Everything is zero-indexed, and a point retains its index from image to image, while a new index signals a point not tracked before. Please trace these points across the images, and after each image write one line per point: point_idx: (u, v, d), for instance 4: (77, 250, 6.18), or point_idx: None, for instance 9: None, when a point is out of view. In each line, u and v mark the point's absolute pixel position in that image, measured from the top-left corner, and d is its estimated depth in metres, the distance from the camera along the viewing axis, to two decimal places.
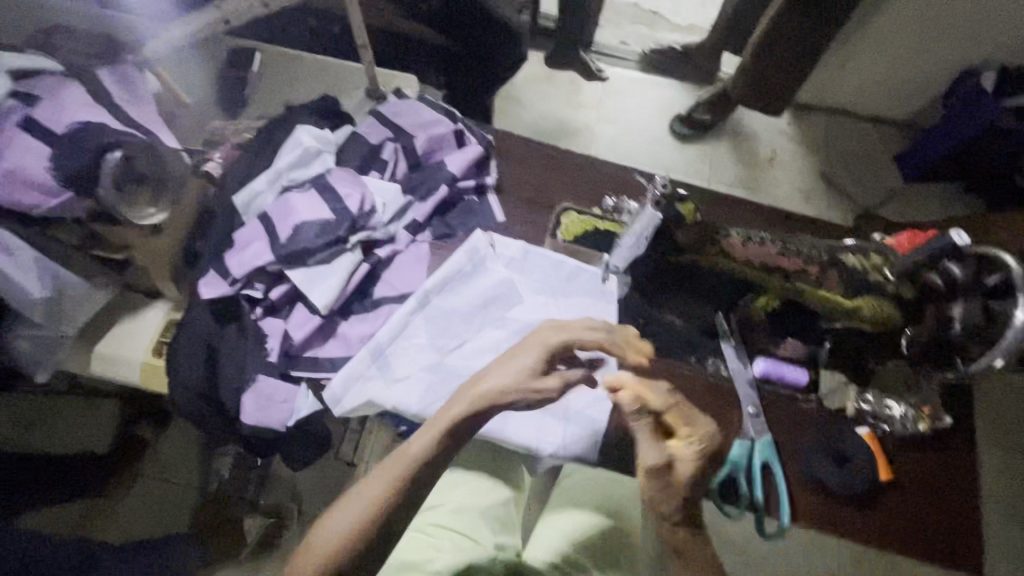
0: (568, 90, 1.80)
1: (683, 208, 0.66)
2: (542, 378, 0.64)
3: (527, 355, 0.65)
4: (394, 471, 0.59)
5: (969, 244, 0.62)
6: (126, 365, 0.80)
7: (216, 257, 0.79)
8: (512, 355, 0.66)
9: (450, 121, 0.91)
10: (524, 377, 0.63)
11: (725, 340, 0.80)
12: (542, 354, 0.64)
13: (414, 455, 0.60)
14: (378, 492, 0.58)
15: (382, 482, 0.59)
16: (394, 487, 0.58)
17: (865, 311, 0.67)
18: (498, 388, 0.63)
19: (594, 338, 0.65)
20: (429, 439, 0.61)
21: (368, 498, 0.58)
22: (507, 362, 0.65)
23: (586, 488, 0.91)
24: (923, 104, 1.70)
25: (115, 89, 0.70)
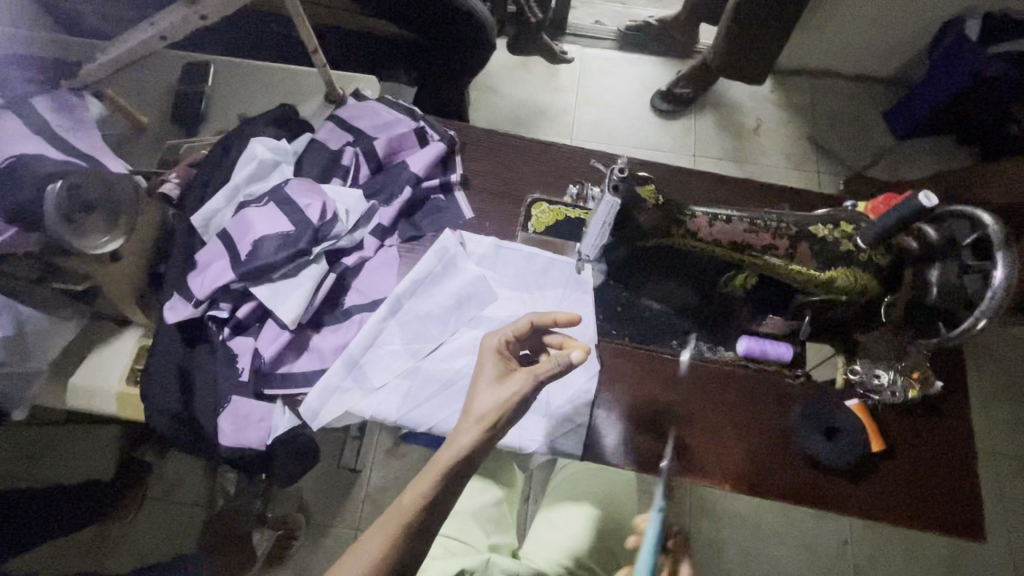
0: (545, 75, 1.76)
1: (643, 191, 0.63)
2: (504, 380, 0.64)
3: (487, 366, 0.66)
4: (389, 526, 0.57)
5: (933, 203, 0.55)
6: (101, 395, 0.78)
7: (180, 280, 0.77)
8: (479, 373, 0.66)
9: (411, 120, 0.89)
10: (492, 386, 0.64)
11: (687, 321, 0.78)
12: (496, 359, 0.66)
13: (406, 507, 0.58)
14: (374, 553, 0.56)
15: (375, 541, 0.57)
16: (390, 546, 0.56)
17: (840, 282, 0.65)
18: (480, 410, 0.62)
19: (513, 327, 0.68)
20: (425, 487, 0.59)
21: (362, 562, 0.55)
22: (478, 381, 0.65)
23: (580, 481, 0.91)
24: (908, 59, 1.66)
25: (54, 116, 0.70)
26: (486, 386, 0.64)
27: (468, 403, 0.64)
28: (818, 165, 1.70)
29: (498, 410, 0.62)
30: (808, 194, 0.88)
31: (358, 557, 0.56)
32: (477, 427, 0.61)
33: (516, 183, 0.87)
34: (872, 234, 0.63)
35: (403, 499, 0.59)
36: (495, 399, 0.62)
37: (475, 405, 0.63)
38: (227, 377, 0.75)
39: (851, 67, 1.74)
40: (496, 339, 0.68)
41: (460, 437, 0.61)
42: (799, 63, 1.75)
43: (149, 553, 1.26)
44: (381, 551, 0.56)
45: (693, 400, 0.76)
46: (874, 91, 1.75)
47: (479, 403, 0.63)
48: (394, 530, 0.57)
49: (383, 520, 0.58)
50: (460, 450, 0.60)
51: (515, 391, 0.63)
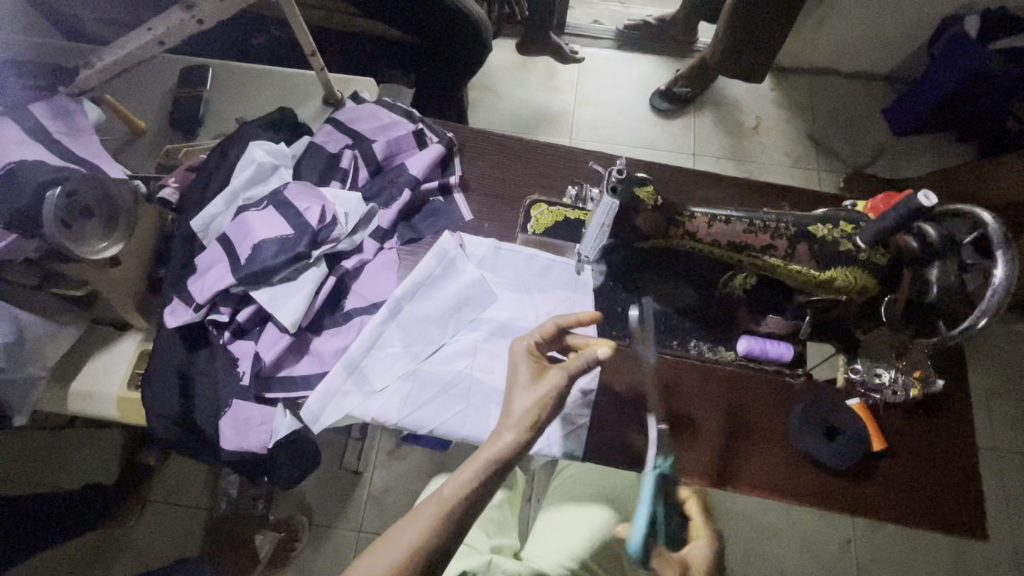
0: (544, 75, 1.76)
1: (642, 192, 0.62)
2: (540, 379, 0.66)
3: (521, 369, 0.67)
4: (430, 516, 0.56)
5: (934, 203, 0.56)
6: (102, 400, 0.78)
7: (180, 285, 0.77)
8: (514, 375, 0.67)
9: (409, 122, 0.89)
10: (529, 387, 0.65)
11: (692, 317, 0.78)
12: (530, 361, 0.67)
13: (447, 499, 0.57)
14: (413, 541, 0.55)
15: (414, 530, 0.55)
16: (430, 535, 0.55)
17: (840, 282, 0.65)
18: (521, 408, 0.63)
19: (539, 331, 0.69)
20: (465, 477, 0.59)
21: (401, 550, 0.54)
22: (513, 382, 0.66)
23: (582, 483, 0.91)
24: (906, 55, 1.66)
25: (51, 123, 0.70)
26: (523, 387, 0.65)
27: (506, 404, 0.65)
28: (817, 164, 1.70)
29: (536, 407, 0.63)
30: (808, 193, 0.88)
31: (393, 544, 0.55)
32: (520, 425, 0.62)
33: (516, 184, 0.87)
34: (872, 235, 0.61)
35: (443, 489, 0.58)
36: (536, 396, 0.64)
37: (515, 404, 0.64)
38: (227, 381, 0.75)
39: (850, 64, 1.74)
40: (525, 341, 0.69)
41: (503, 434, 0.62)
42: (798, 62, 1.75)
43: (153, 557, 1.26)
44: (420, 540, 0.55)
45: (693, 399, 0.75)
46: (872, 89, 1.76)
47: (518, 403, 0.64)
48: (433, 521, 0.56)
49: (424, 508, 0.57)
50: (500, 447, 0.61)
51: (552, 389, 0.64)
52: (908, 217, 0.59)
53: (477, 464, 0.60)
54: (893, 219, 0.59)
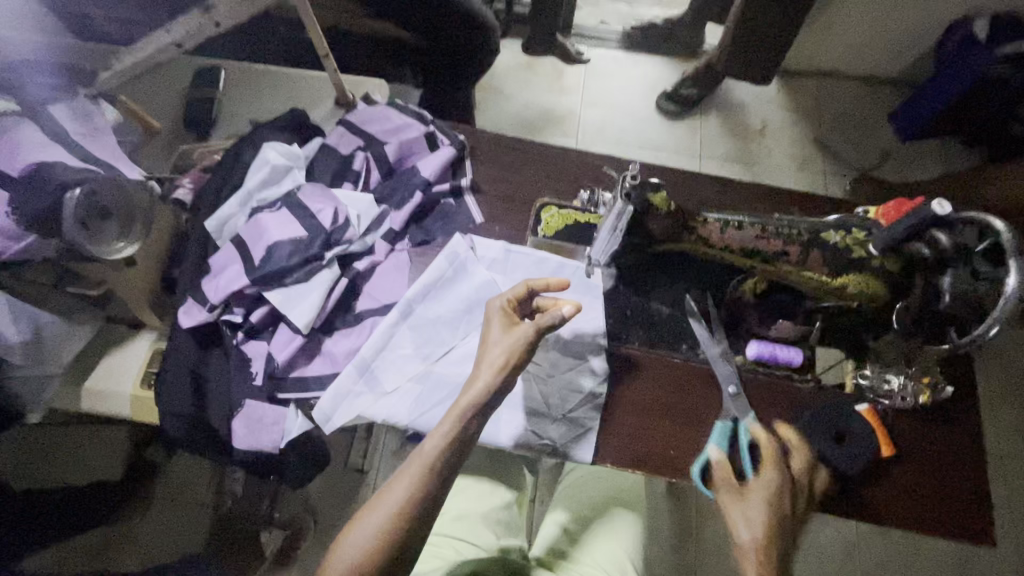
0: (550, 77, 1.76)
1: (657, 198, 0.62)
2: (512, 331, 0.70)
3: (493, 325, 0.71)
4: (416, 472, 0.62)
5: (951, 211, 0.57)
6: (116, 399, 0.79)
7: (194, 285, 0.78)
8: (487, 330, 0.71)
9: (421, 123, 0.90)
10: (501, 339, 0.69)
11: (695, 318, 0.79)
12: (503, 317, 0.71)
13: (428, 455, 0.63)
14: (404, 494, 0.61)
15: (404, 487, 0.61)
16: (415, 488, 0.61)
17: (852, 288, 0.65)
18: (494, 358, 0.68)
19: (511, 291, 0.73)
20: (444, 432, 0.64)
21: (392, 501, 0.61)
22: (487, 337, 0.70)
23: (584, 487, 0.93)
24: (914, 59, 1.66)
25: (71, 123, 0.70)
26: (495, 340, 0.69)
27: (479, 355, 0.69)
28: (824, 166, 1.70)
29: (506, 356, 0.68)
30: (817, 198, 0.88)
31: (388, 497, 0.61)
32: (491, 372, 0.67)
33: (526, 187, 0.88)
34: (885, 241, 0.62)
35: (424, 446, 0.64)
36: (508, 345, 0.68)
37: (489, 355, 0.68)
38: (240, 381, 0.75)
39: (857, 67, 1.73)
40: (498, 300, 0.73)
41: (477, 381, 0.67)
42: (805, 64, 1.75)
43: (161, 552, 1.26)
44: (407, 493, 0.61)
45: (701, 403, 0.76)
46: (878, 92, 1.76)
47: (491, 354, 0.68)
48: (419, 477, 0.62)
49: (410, 464, 0.63)
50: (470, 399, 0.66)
51: (522, 340, 0.68)
52: (919, 225, 0.59)
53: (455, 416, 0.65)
54: (909, 225, 0.60)
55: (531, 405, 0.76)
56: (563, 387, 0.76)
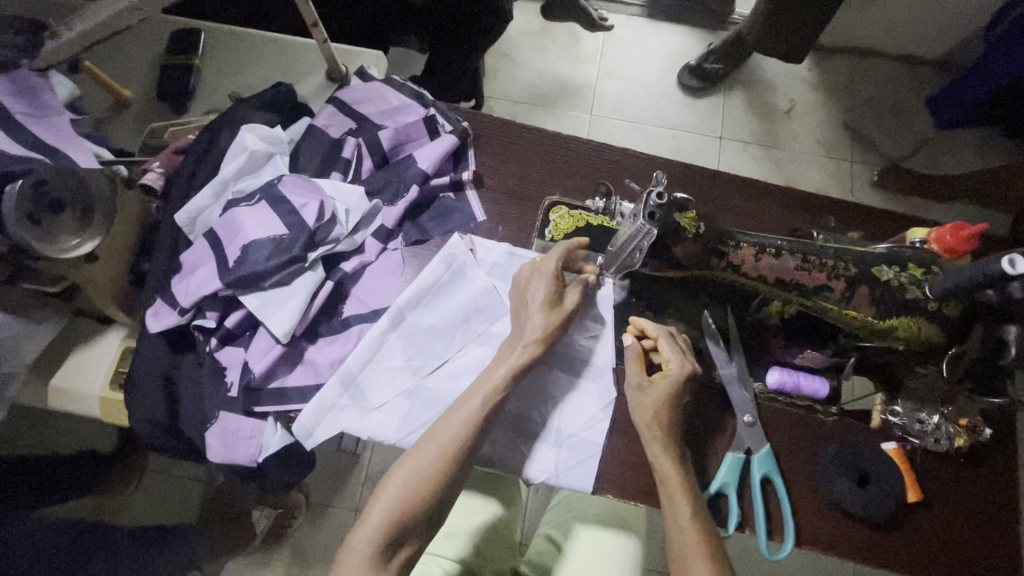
0: (567, 43, 1.63)
1: (684, 219, 0.56)
2: (554, 303, 0.67)
3: (538, 289, 0.68)
4: (429, 466, 0.61)
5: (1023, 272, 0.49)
6: (84, 399, 0.74)
7: (164, 284, 0.71)
8: (523, 301, 0.68)
9: (420, 106, 0.81)
10: (543, 311, 0.67)
11: (713, 341, 0.71)
12: (552, 281, 0.67)
13: (460, 424, 0.63)
14: (408, 487, 0.60)
15: (413, 479, 0.61)
16: (448, 456, 0.61)
17: (901, 333, 0.60)
18: (533, 331, 0.66)
19: (558, 255, 0.68)
20: (476, 404, 0.63)
21: (425, 464, 0.61)
22: (527, 302, 0.67)
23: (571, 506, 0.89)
24: (964, 39, 1.51)
25: (10, 101, 0.60)
26: (537, 308, 0.67)
27: (519, 322, 0.67)
28: (851, 154, 1.59)
29: (545, 329, 0.66)
30: (859, 207, 0.79)
31: (389, 492, 0.60)
32: (530, 346, 0.66)
33: (534, 182, 0.79)
34: (945, 287, 0.57)
35: (456, 411, 0.64)
36: (549, 321, 0.66)
37: (525, 330, 0.66)
38: (214, 390, 0.69)
39: (898, 45, 1.59)
40: (550, 263, 0.68)
41: (513, 351, 0.66)
42: (842, 40, 1.61)
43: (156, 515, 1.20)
44: (441, 459, 0.61)
45: (714, 433, 0.70)
46: (919, 73, 1.61)
47: (529, 327, 0.66)
48: (431, 472, 0.61)
49: (424, 453, 0.62)
50: (470, 412, 0.63)
51: (562, 317, 0.67)
52: (991, 282, 0.53)
53: (487, 392, 0.64)
54: (970, 278, 0.54)
55: (527, 427, 0.69)
56: (565, 410, 0.70)
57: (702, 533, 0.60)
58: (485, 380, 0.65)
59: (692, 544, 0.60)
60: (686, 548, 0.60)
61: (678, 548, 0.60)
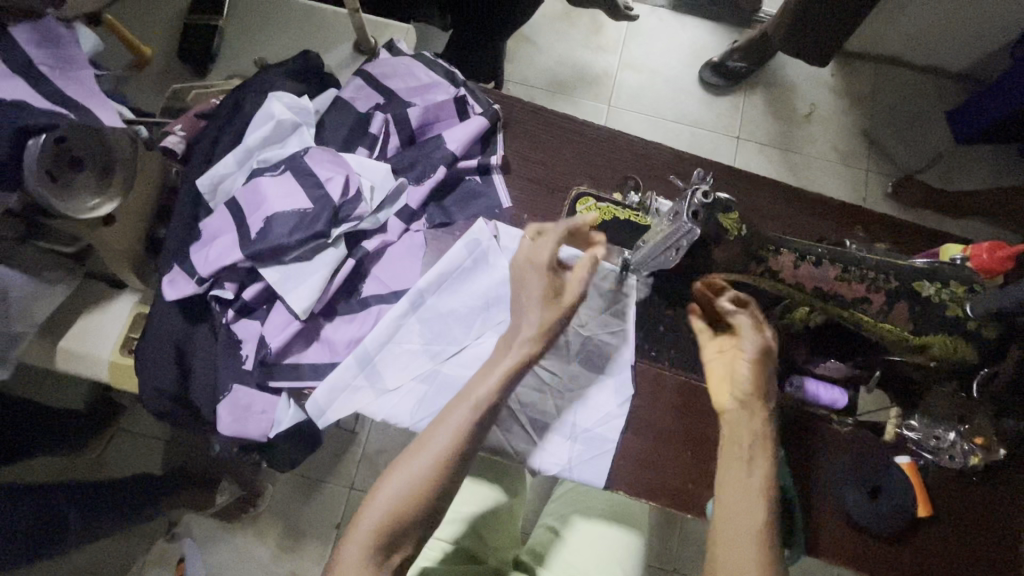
0: (589, 29, 1.59)
1: (727, 221, 0.58)
2: (550, 299, 0.64)
3: (532, 282, 0.65)
4: (420, 473, 0.60)
5: None
6: (92, 363, 0.72)
7: (181, 251, 0.70)
8: (520, 292, 0.65)
9: (450, 84, 0.79)
10: (540, 305, 0.63)
11: None
12: (547, 276, 0.64)
13: (449, 432, 0.60)
14: (401, 494, 0.59)
15: (405, 485, 0.59)
16: (440, 465, 0.60)
17: (937, 349, 0.61)
18: (529, 329, 0.63)
19: (554, 235, 0.65)
20: (466, 412, 0.61)
21: (415, 474, 0.60)
22: (523, 300, 0.64)
23: (579, 498, 0.89)
24: (990, 55, 1.48)
25: (38, 53, 0.57)
26: (532, 305, 0.64)
27: (517, 318, 0.64)
28: (868, 164, 1.56)
29: (543, 324, 0.63)
30: (888, 219, 0.78)
31: (382, 497, 0.59)
32: (523, 347, 0.63)
33: (562, 172, 0.77)
34: (985, 307, 0.58)
35: (446, 420, 0.61)
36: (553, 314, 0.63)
37: (521, 322, 0.63)
38: (227, 361, 0.68)
39: (922, 55, 1.56)
40: (545, 251, 0.65)
41: (506, 357, 0.63)
42: (868, 46, 1.58)
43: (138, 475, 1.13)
44: (432, 469, 0.59)
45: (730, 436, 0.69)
46: (941, 85, 1.58)
47: (526, 321, 0.63)
48: (422, 479, 0.60)
49: (415, 461, 0.60)
50: (460, 419, 0.61)
51: (559, 312, 0.64)
52: None
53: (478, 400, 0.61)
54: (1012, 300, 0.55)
55: (542, 418, 0.68)
56: (581, 403, 0.69)
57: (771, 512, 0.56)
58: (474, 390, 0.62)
59: (754, 519, 0.55)
60: (749, 510, 0.56)
61: (738, 521, 0.55)
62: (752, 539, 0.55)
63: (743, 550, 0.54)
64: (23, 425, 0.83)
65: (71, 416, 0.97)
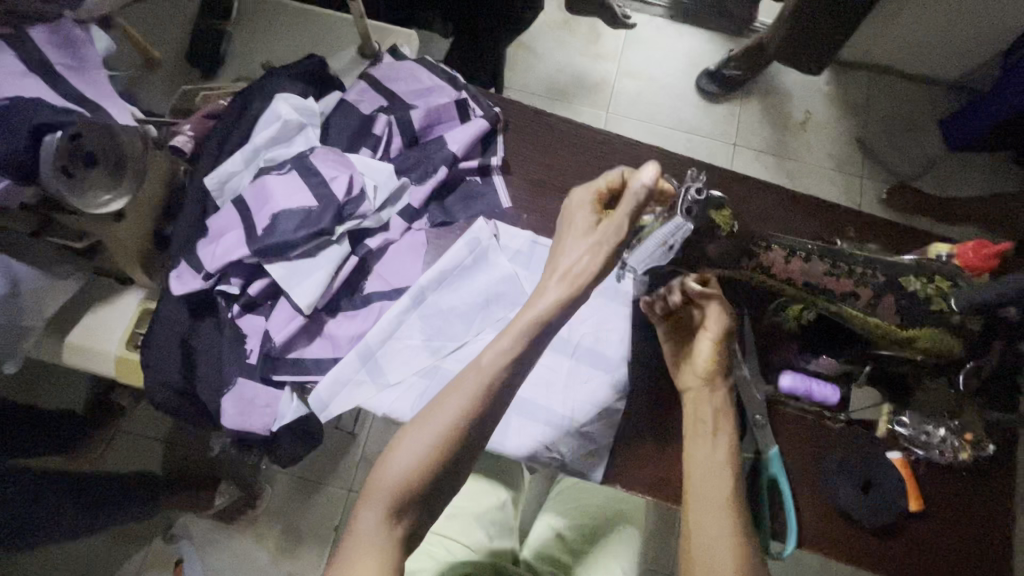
0: (587, 38, 1.62)
1: (719, 217, 0.59)
2: (596, 227, 0.57)
3: (577, 218, 0.59)
4: (445, 424, 0.52)
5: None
6: (98, 358, 0.74)
7: (188, 248, 0.72)
8: (566, 228, 0.59)
9: (452, 88, 0.81)
10: (581, 237, 0.57)
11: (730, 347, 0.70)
12: (591, 211, 0.59)
13: (480, 375, 0.53)
14: (423, 449, 0.51)
15: (427, 439, 0.52)
16: (468, 412, 0.52)
17: (923, 342, 0.63)
18: (569, 262, 0.56)
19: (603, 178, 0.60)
20: (503, 346, 0.54)
21: (439, 425, 0.52)
22: (563, 236, 0.58)
23: (577, 496, 0.90)
24: (980, 65, 1.51)
25: (55, 51, 0.60)
26: (575, 236, 0.57)
27: (552, 256, 0.58)
28: (862, 171, 1.59)
29: (588, 259, 0.56)
30: (879, 221, 0.80)
31: (401, 453, 0.51)
32: (565, 279, 0.55)
33: (560, 173, 0.79)
34: (969, 300, 0.60)
35: (478, 361, 0.54)
36: (602, 246, 0.56)
37: (561, 258, 0.57)
38: (232, 356, 0.69)
39: (913, 65, 1.59)
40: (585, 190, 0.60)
41: (547, 288, 0.56)
42: (861, 55, 1.62)
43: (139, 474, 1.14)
44: (458, 418, 0.52)
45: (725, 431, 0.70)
46: (932, 94, 1.61)
47: (565, 256, 0.57)
48: (446, 431, 0.52)
49: (439, 411, 0.53)
50: (492, 362, 0.54)
51: (605, 242, 0.56)
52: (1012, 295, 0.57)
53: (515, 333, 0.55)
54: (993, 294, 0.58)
55: (540, 412, 0.70)
56: (578, 398, 0.70)
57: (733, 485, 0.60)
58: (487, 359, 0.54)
59: (718, 491, 0.59)
60: (717, 483, 0.60)
61: (703, 492, 0.60)
62: (716, 509, 0.58)
63: (710, 519, 0.58)
64: (28, 420, 0.84)
65: (74, 414, 0.98)
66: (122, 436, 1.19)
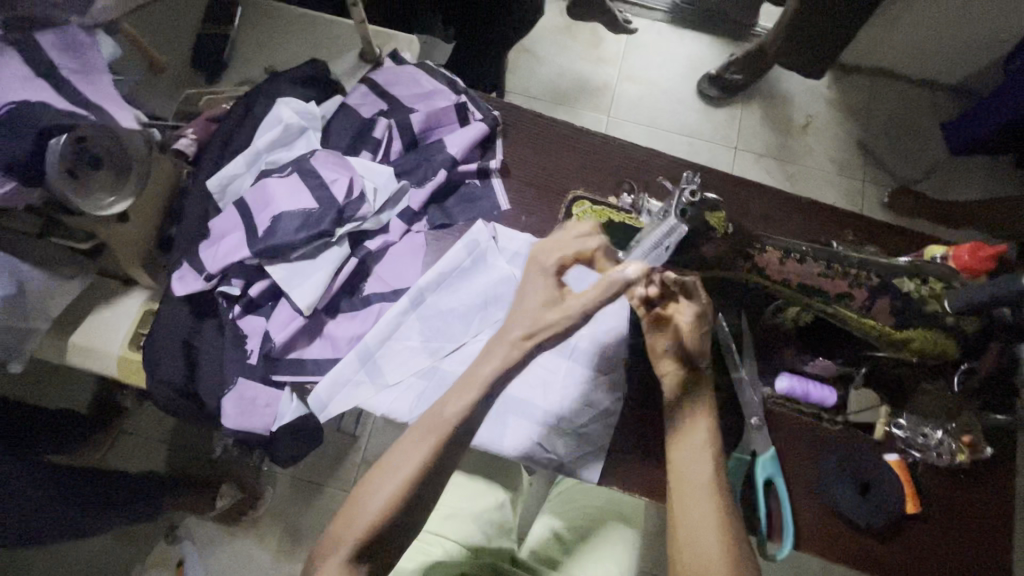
0: (588, 43, 1.63)
1: (715, 219, 0.62)
2: (551, 301, 0.60)
3: (532, 287, 0.61)
4: (413, 466, 0.55)
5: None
6: (101, 357, 0.75)
7: (190, 249, 0.72)
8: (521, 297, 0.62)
9: (451, 91, 0.82)
10: (537, 308, 0.60)
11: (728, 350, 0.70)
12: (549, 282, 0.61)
13: (446, 420, 0.57)
14: (391, 490, 0.54)
15: (394, 481, 0.54)
16: (433, 455, 0.55)
17: (919, 342, 0.67)
18: (517, 334, 0.59)
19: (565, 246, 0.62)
20: (470, 397, 0.57)
21: (407, 467, 0.55)
22: (521, 302, 0.61)
23: (576, 497, 0.90)
24: (982, 69, 1.51)
25: (59, 55, 0.59)
26: (531, 306, 0.60)
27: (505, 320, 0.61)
28: (863, 174, 1.59)
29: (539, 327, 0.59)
30: (876, 224, 0.80)
31: (371, 495, 0.54)
32: (516, 342, 0.59)
33: (559, 176, 0.80)
34: None
35: (443, 409, 0.57)
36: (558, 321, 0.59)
37: (510, 327, 0.60)
38: (232, 356, 0.70)
39: (915, 69, 1.59)
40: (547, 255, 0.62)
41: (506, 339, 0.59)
42: (862, 60, 1.62)
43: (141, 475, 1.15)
44: (426, 461, 0.55)
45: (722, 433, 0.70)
46: (934, 98, 1.61)
47: (516, 324, 0.59)
48: (414, 471, 0.55)
49: (408, 452, 0.56)
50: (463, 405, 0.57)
51: (564, 317, 0.59)
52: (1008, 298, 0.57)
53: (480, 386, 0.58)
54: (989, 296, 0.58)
55: (537, 413, 0.70)
56: (576, 399, 0.71)
57: (717, 487, 0.57)
58: (476, 373, 0.59)
59: (699, 495, 0.57)
60: (698, 491, 0.57)
61: (685, 497, 0.57)
62: (700, 513, 0.56)
63: (694, 525, 0.55)
64: (31, 420, 0.85)
65: (78, 415, 0.99)
66: (125, 437, 1.20)
